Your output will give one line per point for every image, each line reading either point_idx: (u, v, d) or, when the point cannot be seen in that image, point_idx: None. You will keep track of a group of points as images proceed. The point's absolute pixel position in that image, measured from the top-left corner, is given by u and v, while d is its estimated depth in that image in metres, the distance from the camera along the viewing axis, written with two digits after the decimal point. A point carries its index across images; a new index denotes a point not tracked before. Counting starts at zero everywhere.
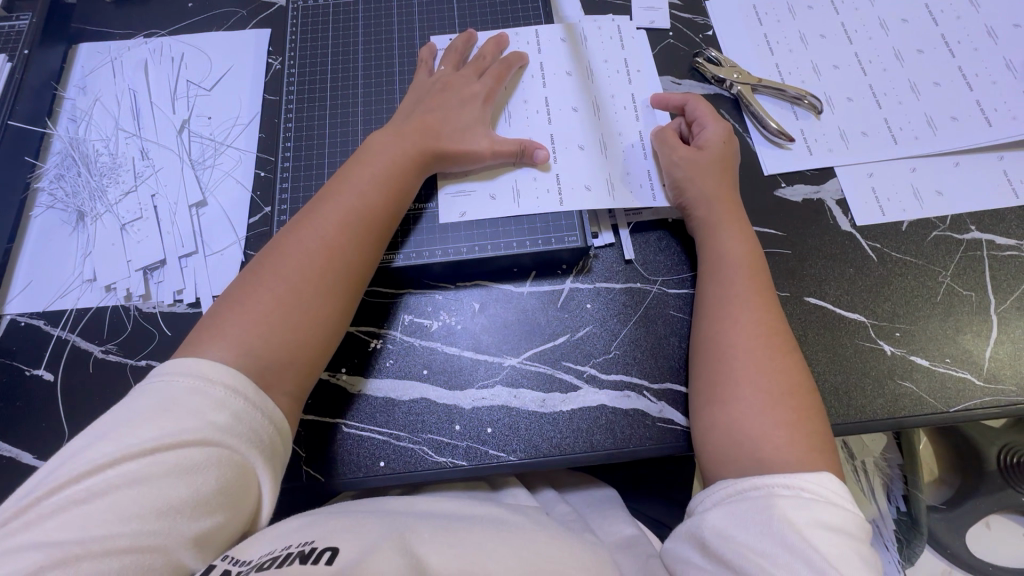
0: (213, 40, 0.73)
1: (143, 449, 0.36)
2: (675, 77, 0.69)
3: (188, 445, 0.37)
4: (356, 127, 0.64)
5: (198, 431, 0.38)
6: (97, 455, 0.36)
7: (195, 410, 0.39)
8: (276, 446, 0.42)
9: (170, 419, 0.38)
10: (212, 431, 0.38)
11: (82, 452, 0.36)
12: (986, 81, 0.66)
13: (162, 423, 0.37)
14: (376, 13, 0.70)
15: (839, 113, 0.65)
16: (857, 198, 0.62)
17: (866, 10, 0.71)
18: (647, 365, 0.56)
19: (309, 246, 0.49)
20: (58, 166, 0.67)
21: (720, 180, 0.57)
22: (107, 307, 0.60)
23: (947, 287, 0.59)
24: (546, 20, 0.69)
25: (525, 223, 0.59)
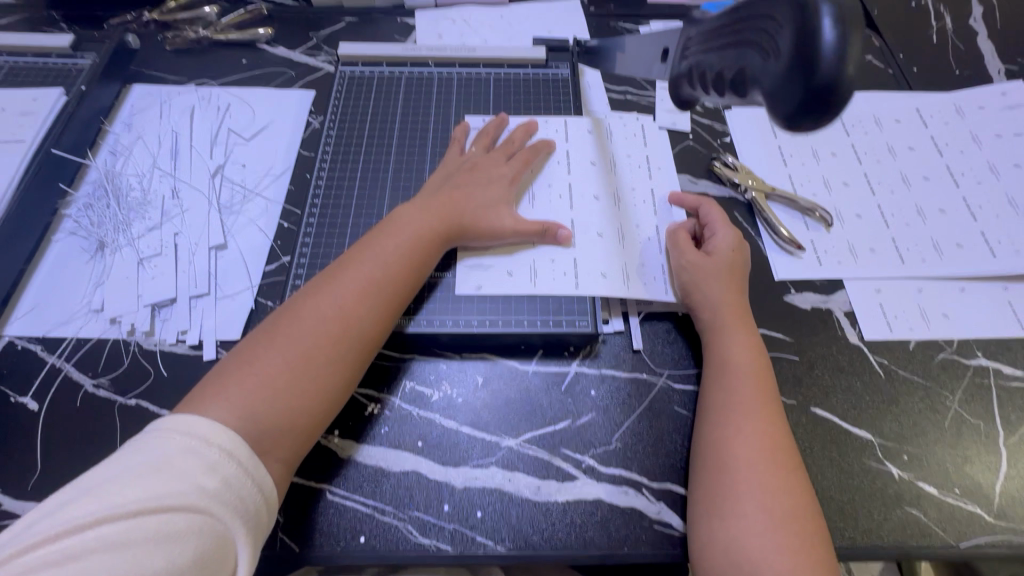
0: (259, 95, 0.78)
1: (125, 510, 0.35)
2: (692, 176, 0.72)
3: (173, 510, 0.36)
4: (384, 192, 0.67)
5: (186, 495, 0.36)
6: (77, 513, 0.34)
7: (186, 471, 0.37)
8: (260, 515, 0.41)
9: (159, 479, 0.36)
10: (200, 495, 0.37)
11: (61, 507, 0.35)
12: (990, 213, 0.68)
13: (150, 483, 0.36)
14: (416, 89, 0.75)
15: (849, 228, 0.68)
16: (865, 312, 0.63)
17: (875, 135, 0.75)
18: (648, 460, 0.54)
19: (325, 312, 0.49)
20: (89, 195, 0.68)
21: (731, 286, 0.58)
22: (108, 339, 0.59)
23: (954, 413, 0.58)
24: (575, 112, 0.73)
25: (538, 302, 0.60)
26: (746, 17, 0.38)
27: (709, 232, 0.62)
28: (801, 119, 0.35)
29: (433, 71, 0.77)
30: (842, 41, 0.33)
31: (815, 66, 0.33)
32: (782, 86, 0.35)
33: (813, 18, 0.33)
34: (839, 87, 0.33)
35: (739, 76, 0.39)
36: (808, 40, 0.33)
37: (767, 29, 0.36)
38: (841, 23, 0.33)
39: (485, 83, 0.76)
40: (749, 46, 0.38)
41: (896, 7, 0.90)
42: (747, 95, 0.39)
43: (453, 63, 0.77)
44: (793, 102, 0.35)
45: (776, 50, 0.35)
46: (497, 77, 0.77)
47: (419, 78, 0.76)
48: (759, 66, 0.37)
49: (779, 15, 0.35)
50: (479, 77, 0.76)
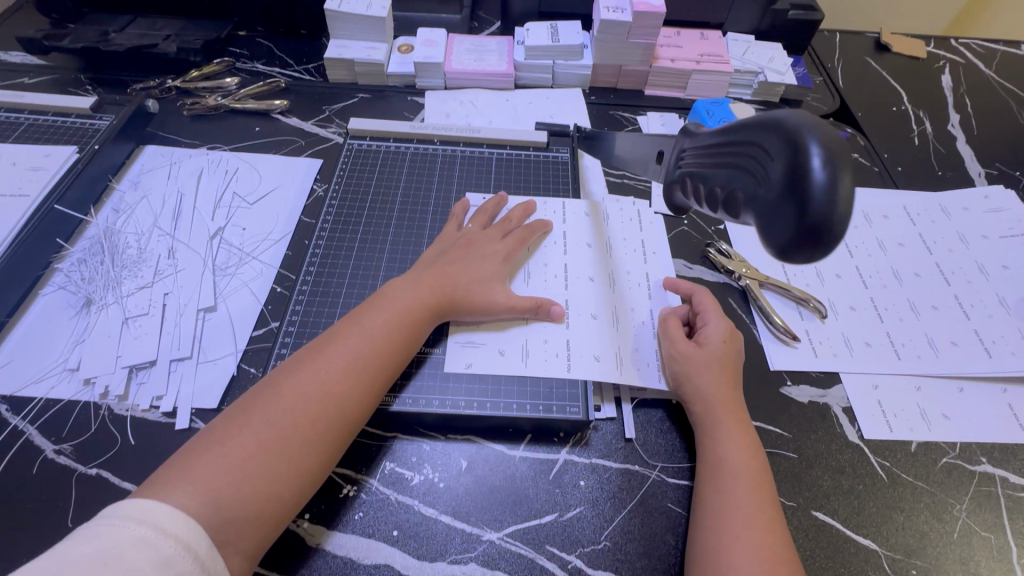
0: (268, 161, 0.80)
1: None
2: (686, 260, 0.73)
3: None
4: (381, 262, 0.67)
5: None
6: None
7: (135, 566, 0.35)
8: None
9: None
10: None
11: None
12: (982, 312, 0.69)
13: None
14: (420, 164, 0.78)
15: (843, 321, 0.68)
16: (864, 409, 0.61)
17: (865, 229, 0.77)
18: (639, 564, 0.51)
19: (305, 389, 0.47)
20: (85, 251, 0.68)
21: (724, 377, 0.56)
22: (78, 402, 0.57)
23: (963, 524, 0.55)
24: (573, 194, 0.75)
25: (529, 384, 0.58)
26: (737, 138, 0.37)
27: (701, 320, 0.61)
28: (793, 252, 0.33)
29: (438, 148, 0.80)
30: (833, 179, 0.31)
31: (804, 203, 0.31)
32: (774, 216, 0.33)
33: (802, 153, 0.32)
34: (832, 226, 0.31)
35: (731, 196, 0.38)
36: (799, 175, 0.32)
37: (757, 156, 0.35)
38: (832, 159, 0.31)
39: (487, 161, 0.79)
40: (741, 169, 0.37)
41: (878, 111, 0.96)
42: (740, 215, 0.38)
43: (457, 141, 0.80)
44: (784, 235, 0.33)
45: (766, 178, 0.34)
46: (499, 156, 0.79)
47: (424, 154, 0.79)
48: (751, 191, 0.36)
49: (768, 143, 0.34)
50: (482, 155, 0.79)
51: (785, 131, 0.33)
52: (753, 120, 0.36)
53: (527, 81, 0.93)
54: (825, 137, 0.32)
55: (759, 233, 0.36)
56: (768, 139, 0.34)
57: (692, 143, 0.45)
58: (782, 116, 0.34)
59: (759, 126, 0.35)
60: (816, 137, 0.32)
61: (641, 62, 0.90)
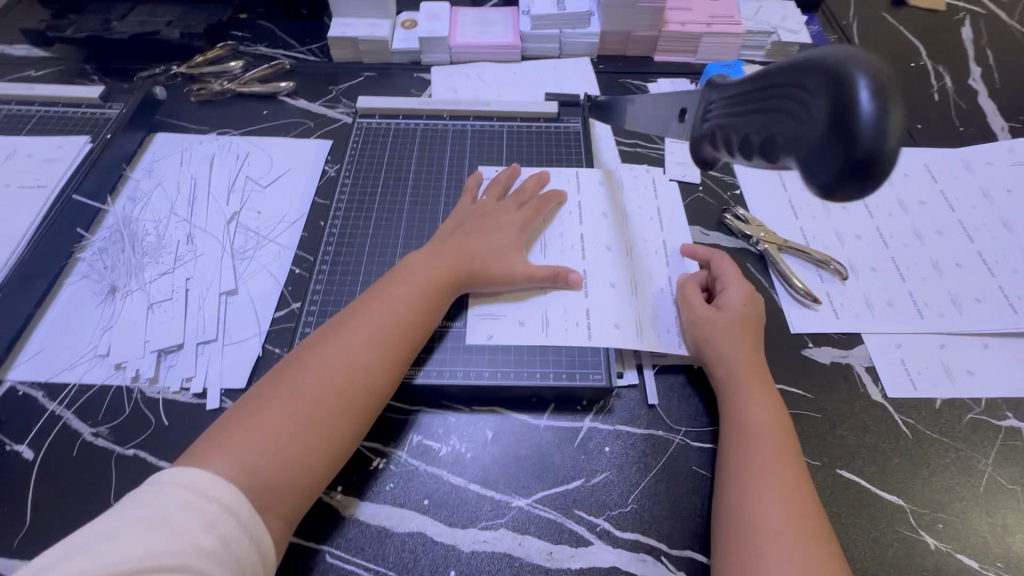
0: (278, 144, 0.80)
1: (121, 569, 0.34)
2: (703, 227, 0.72)
3: (168, 570, 0.35)
4: (397, 239, 0.67)
5: (182, 555, 0.36)
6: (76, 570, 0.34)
7: (184, 528, 0.37)
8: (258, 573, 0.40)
9: (158, 537, 0.36)
10: (198, 556, 0.36)
11: (59, 564, 0.34)
12: (1007, 268, 0.68)
13: (149, 540, 0.36)
14: (430, 140, 0.77)
15: (864, 282, 0.67)
16: (887, 368, 0.61)
17: (885, 189, 0.76)
18: (666, 525, 0.51)
19: (330, 363, 0.48)
20: (105, 240, 0.69)
21: (745, 340, 0.56)
22: (111, 386, 0.58)
23: (989, 478, 0.55)
24: (587, 164, 0.75)
25: (551, 353, 0.59)
26: (773, 80, 0.36)
27: (720, 284, 0.61)
28: (839, 189, 0.33)
29: (448, 123, 0.79)
30: (881, 111, 0.30)
31: (851, 137, 0.31)
32: (818, 156, 0.33)
33: (848, 86, 0.31)
34: (881, 159, 0.31)
35: (767, 141, 0.37)
36: (847, 110, 0.31)
37: (796, 96, 0.34)
38: (880, 90, 0.30)
39: (498, 135, 0.78)
40: (778, 112, 0.36)
41: (896, 67, 0.93)
42: (778, 159, 0.37)
43: (466, 116, 0.80)
44: (830, 172, 0.32)
45: (808, 118, 0.33)
46: (510, 129, 0.79)
47: (434, 130, 0.78)
48: (790, 133, 0.35)
49: (809, 81, 0.33)
50: (492, 129, 0.78)
51: (828, 67, 0.32)
52: (790, 60, 0.35)
53: (534, 53, 0.92)
54: (871, 69, 0.31)
55: (800, 175, 0.35)
56: (809, 76, 0.33)
57: (719, 95, 0.44)
58: (824, 51, 0.33)
59: (798, 63, 0.34)
60: (861, 69, 0.31)
61: (650, 27, 0.88)
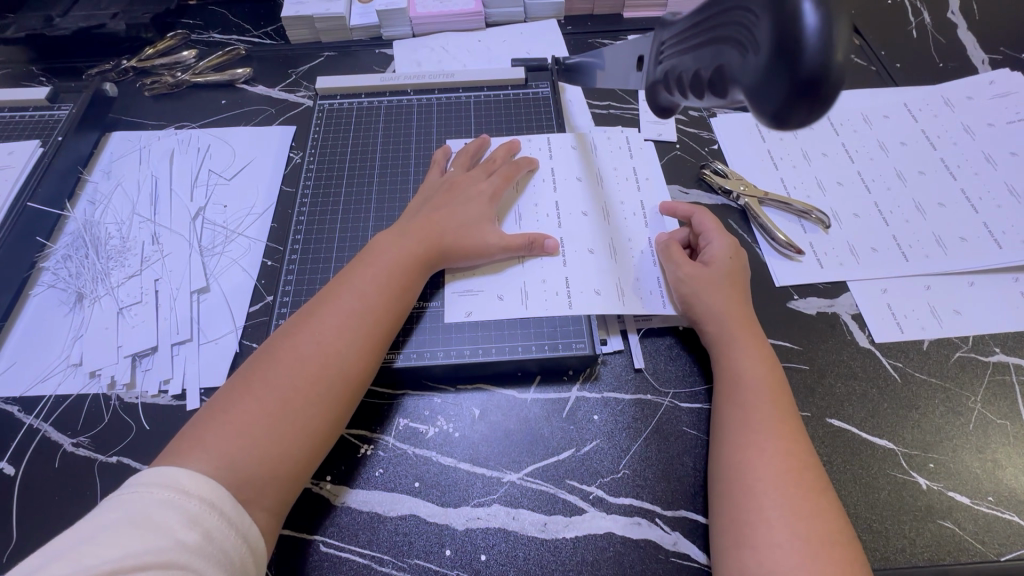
0: (239, 133, 0.77)
1: (100, 572, 0.33)
2: (681, 186, 0.70)
3: (151, 567, 0.34)
4: (368, 222, 0.65)
5: (164, 551, 0.35)
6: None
7: (165, 525, 0.36)
8: (247, 565, 0.40)
9: (138, 536, 0.35)
10: (178, 550, 0.36)
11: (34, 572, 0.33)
12: (991, 204, 0.67)
13: (128, 539, 0.35)
14: (396, 117, 0.74)
15: (848, 229, 0.66)
16: (874, 314, 0.60)
17: (865, 132, 0.74)
18: (660, 487, 0.51)
19: (304, 351, 0.47)
20: (68, 246, 0.67)
21: (730, 294, 0.55)
22: (87, 395, 0.57)
23: (978, 415, 0.55)
24: (558, 129, 0.72)
25: (532, 326, 0.57)
26: (718, 7, 0.34)
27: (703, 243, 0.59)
28: (789, 116, 0.31)
29: (413, 98, 0.76)
30: (825, 24, 0.28)
31: (796, 57, 0.29)
32: (765, 81, 0.31)
33: (790, 1, 0.29)
34: (830, 75, 0.29)
35: (718, 75, 0.36)
36: (789, 27, 0.29)
37: (741, 21, 0.32)
38: (822, 2, 0.29)
39: (465, 106, 0.75)
40: (724, 41, 0.34)
41: (872, 6, 0.90)
42: (728, 91, 0.35)
43: (431, 89, 0.77)
44: (777, 98, 0.31)
45: (753, 43, 0.31)
46: (477, 100, 0.76)
47: (399, 106, 0.75)
48: (738, 63, 0.33)
49: (751, 2, 0.31)
50: (459, 101, 0.76)
51: None
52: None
53: (498, 18, 0.88)
54: None
55: (749, 106, 0.34)
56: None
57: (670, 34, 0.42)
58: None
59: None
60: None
61: None
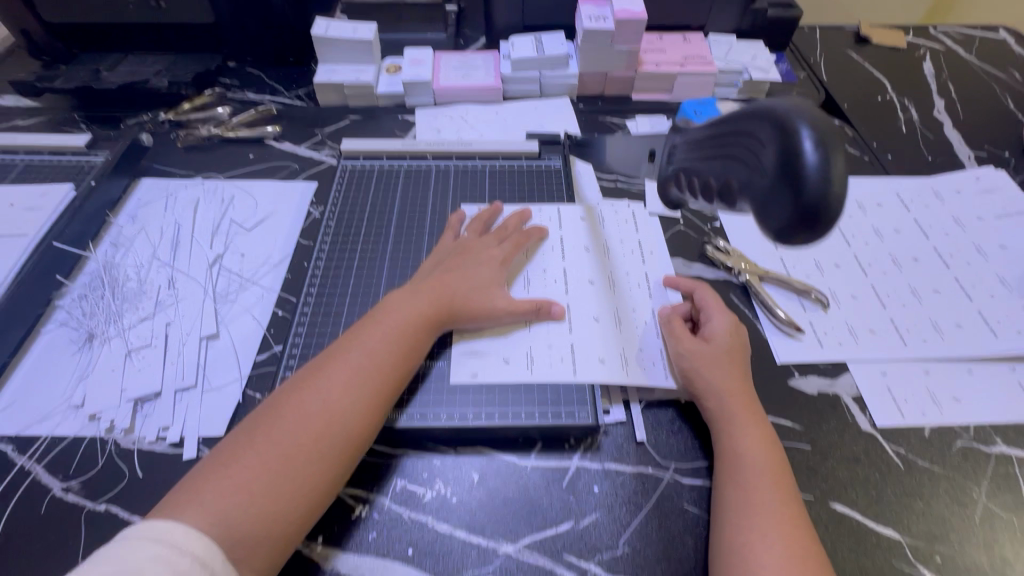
0: (263, 187, 0.80)
1: None
2: (685, 259, 0.72)
3: None
4: (380, 279, 0.67)
5: None
6: None
7: None
8: None
9: None
10: None
11: None
12: (984, 293, 0.69)
13: None
14: (414, 180, 0.78)
15: (846, 310, 0.68)
16: (874, 397, 0.61)
17: (860, 218, 0.77)
18: (659, 567, 0.50)
19: (309, 407, 0.48)
20: (85, 286, 0.68)
21: (731, 370, 0.56)
22: (84, 438, 0.56)
23: (983, 507, 0.54)
24: (568, 200, 0.76)
25: (536, 392, 0.58)
26: (726, 127, 0.38)
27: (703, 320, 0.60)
28: (794, 234, 0.34)
29: (431, 163, 0.80)
30: (825, 160, 0.32)
31: (800, 184, 0.32)
32: (771, 200, 0.34)
33: (793, 136, 0.32)
34: (829, 204, 0.32)
35: (725, 186, 0.38)
36: (792, 159, 0.32)
37: (748, 144, 0.35)
38: (822, 140, 0.32)
39: (480, 173, 0.79)
40: (733, 158, 0.37)
41: (863, 101, 0.97)
42: (733, 202, 0.38)
43: (449, 156, 0.81)
44: (783, 217, 0.33)
45: (759, 165, 0.34)
46: (492, 168, 0.80)
47: (417, 170, 0.80)
48: (744, 179, 0.36)
49: (758, 130, 0.35)
50: (475, 168, 0.80)
51: (775, 118, 0.34)
52: (741, 110, 0.37)
53: (515, 94, 0.94)
54: (812, 121, 0.33)
55: (756, 218, 0.36)
56: (758, 125, 0.35)
57: (681, 139, 0.45)
58: (770, 105, 0.35)
59: (748, 113, 0.36)
60: (804, 121, 0.33)
61: (627, 68, 0.91)
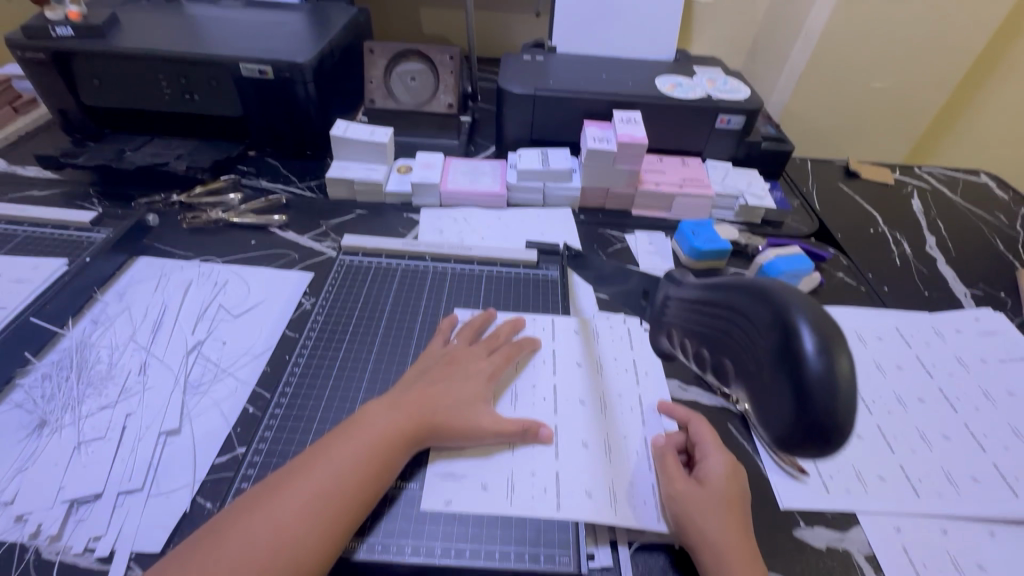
0: (258, 274, 0.80)
1: None
2: (681, 380, 0.69)
3: None
4: (361, 382, 0.64)
5: None
6: None
7: None
8: None
9: None
10: None
11: None
12: (997, 444, 0.65)
13: None
14: (410, 280, 0.78)
15: (852, 451, 0.63)
16: (890, 558, 0.55)
17: (861, 350, 0.76)
18: None
19: (255, 538, 0.42)
20: (53, 365, 0.65)
21: (729, 521, 0.51)
22: (2, 543, 0.50)
23: None
24: (563, 311, 0.75)
25: (513, 527, 0.52)
26: (715, 300, 0.37)
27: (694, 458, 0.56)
28: (799, 445, 0.31)
29: (429, 264, 0.81)
30: (829, 367, 0.30)
31: (803, 390, 0.30)
32: (771, 397, 0.32)
33: (794, 333, 0.31)
34: (835, 415, 0.30)
35: (716, 362, 0.36)
36: (794, 359, 0.30)
37: (744, 328, 0.34)
38: (824, 343, 0.30)
39: (478, 277, 0.79)
40: (723, 335, 0.35)
41: (857, 233, 1.00)
42: (728, 377, 0.36)
43: (448, 258, 0.82)
44: (783, 423, 0.31)
45: (754, 353, 0.33)
46: (490, 273, 0.80)
47: (415, 270, 0.80)
48: (740, 362, 0.34)
49: (756, 317, 0.33)
50: (473, 272, 0.80)
51: (773, 308, 0.32)
52: (734, 287, 0.36)
53: (518, 201, 0.98)
54: (813, 317, 0.31)
55: (754, 409, 0.34)
56: (756, 310, 0.33)
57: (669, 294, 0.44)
58: (767, 292, 0.33)
59: (749, 291, 0.34)
60: (804, 318, 0.31)
61: (627, 185, 0.95)
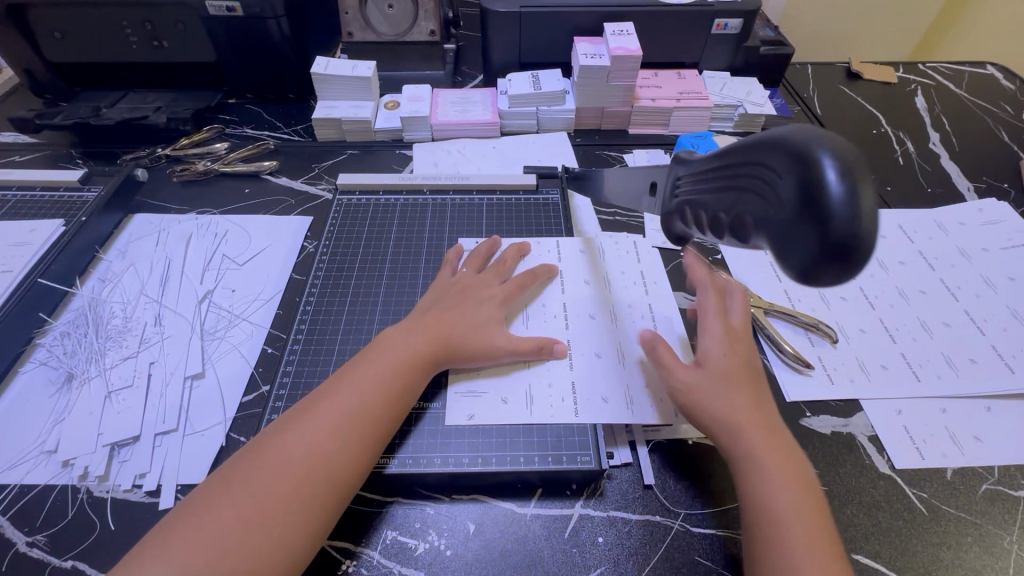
0: (258, 221, 0.79)
1: None
2: (687, 292, 0.70)
3: None
4: (374, 316, 0.65)
5: None
6: None
7: None
8: None
9: None
10: None
11: None
12: (996, 327, 0.67)
13: None
14: (410, 215, 0.77)
15: (856, 345, 0.65)
16: (890, 437, 0.58)
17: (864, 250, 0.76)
18: None
19: (291, 453, 0.45)
20: (69, 324, 0.66)
21: (735, 391, 0.52)
22: (55, 486, 0.53)
23: (1017, 558, 0.50)
24: (567, 233, 0.75)
25: (535, 434, 0.55)
26: (738, 159, 0.36)
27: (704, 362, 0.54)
28: (818, 274, 0.32)
29: (428, 197, 0.80)
30: (852, 194, 0.29)
31: (824, 220, 0.30)
32: (791, 235, 0.32)
33: (814, 166, 0.30)
34: (861, 242, 0.30)
35: (738, 222, 0.37)
36: (811, 191, 0.30)
37: (763, 177, 0.34)
38: (846, 170, 0.30)
39: (478, 207, 0.78)
40: (748, 191, 0.35)
41: (859, 135, 0.98)
42: (751, 239, 0.36)
43: (446, 190, 0.81)
44: (809, 260, 0.31)
45: (776, 198, 0.33)
46: (490, 201, 0.79)
47: (414, 204, 0.79)
48: (759, 212, 0.34)
49: (773, 162, 0.33)
50: (473, 202, 0.79)
51: (790, 149, 0.32)
52: (752, 142, 0.35)
53: (512, 128, 0.95)
54: (835, 148, 0.31)
55: (776, 255, 0.35)
56: (772, 156, 0.33)
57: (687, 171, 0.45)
58: (783, 134, 0.33)
59: (761, 135, 0.34)
60: (825, 150, 0.31)
61: (623, 103, 0.92)
